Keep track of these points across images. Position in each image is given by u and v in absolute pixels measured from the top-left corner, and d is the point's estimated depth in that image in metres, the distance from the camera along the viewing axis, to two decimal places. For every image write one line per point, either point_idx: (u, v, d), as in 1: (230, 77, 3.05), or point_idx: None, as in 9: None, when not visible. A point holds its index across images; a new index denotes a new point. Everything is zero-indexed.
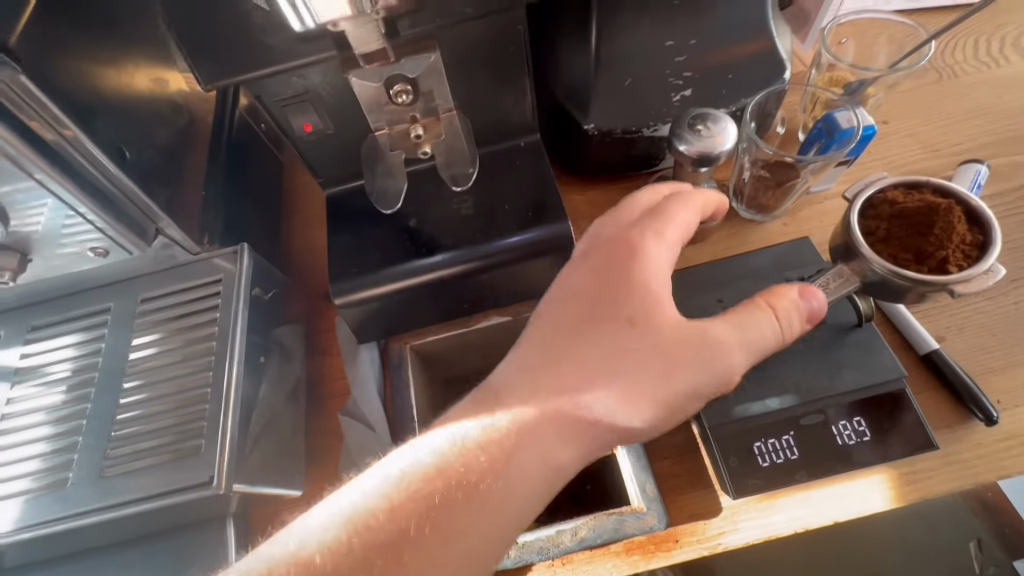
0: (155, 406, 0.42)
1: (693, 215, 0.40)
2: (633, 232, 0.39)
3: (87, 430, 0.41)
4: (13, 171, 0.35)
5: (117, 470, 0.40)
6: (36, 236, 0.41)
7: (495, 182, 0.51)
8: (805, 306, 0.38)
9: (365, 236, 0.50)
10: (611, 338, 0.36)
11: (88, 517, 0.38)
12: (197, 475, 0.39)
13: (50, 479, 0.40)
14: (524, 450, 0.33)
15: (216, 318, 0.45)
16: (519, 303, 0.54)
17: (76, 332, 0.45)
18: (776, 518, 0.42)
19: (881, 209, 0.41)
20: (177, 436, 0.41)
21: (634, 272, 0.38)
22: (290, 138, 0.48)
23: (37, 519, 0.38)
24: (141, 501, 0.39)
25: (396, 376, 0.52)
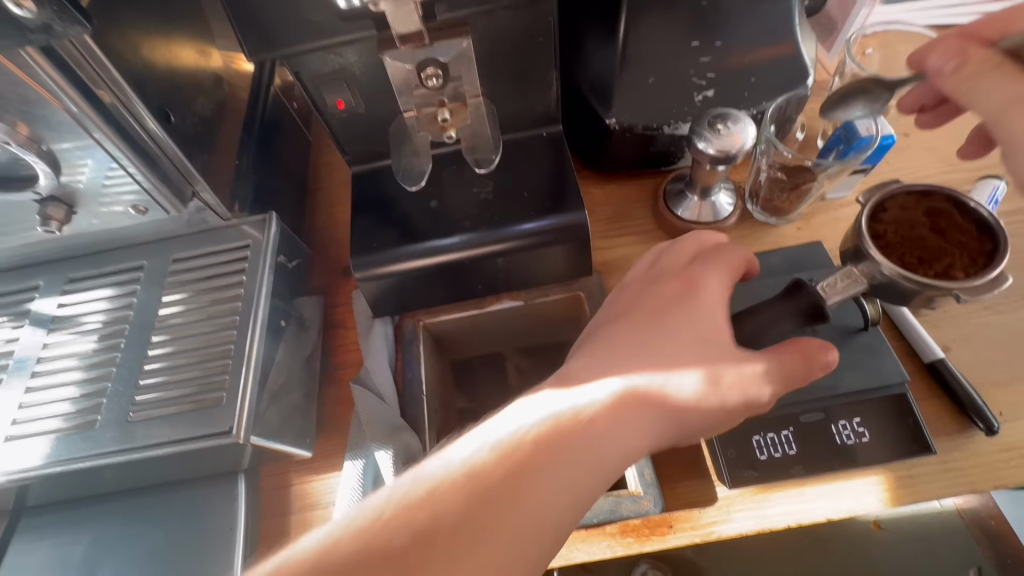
0: (182, 359, 0.44)
1: (743, 266, 0.41)
2: (693, 267, 0.40)
3: (116, 377, 0.43)
4: (73, 127, 0.38)
5: (143, 415, 0.42)
6: (82, 190, 0.43)
7: (516, 169, 0.53)
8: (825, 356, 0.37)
9: (388, 214, 0.52)
10: (682, 348, 0.36)
11: (111, 457, 0.40)
12: (216, 425, 0.41)
13: (80, 420, 0.42)
14: (592, 444, 0.31)
15: (242, 281, 0.47)
16: (532, 288, 0.55)
17: (111, 286, 0.47)
18: (771, 511, 0.43)
19: (891, 214, 0.43)
20: (201, 387, 0.43)
21: (697, 298, 0.38)
22: (324, 115, 0.49)
23: (67, 455, 0.40)
24: (163, 445, 0.41)
25: (408, 351, 0.54)
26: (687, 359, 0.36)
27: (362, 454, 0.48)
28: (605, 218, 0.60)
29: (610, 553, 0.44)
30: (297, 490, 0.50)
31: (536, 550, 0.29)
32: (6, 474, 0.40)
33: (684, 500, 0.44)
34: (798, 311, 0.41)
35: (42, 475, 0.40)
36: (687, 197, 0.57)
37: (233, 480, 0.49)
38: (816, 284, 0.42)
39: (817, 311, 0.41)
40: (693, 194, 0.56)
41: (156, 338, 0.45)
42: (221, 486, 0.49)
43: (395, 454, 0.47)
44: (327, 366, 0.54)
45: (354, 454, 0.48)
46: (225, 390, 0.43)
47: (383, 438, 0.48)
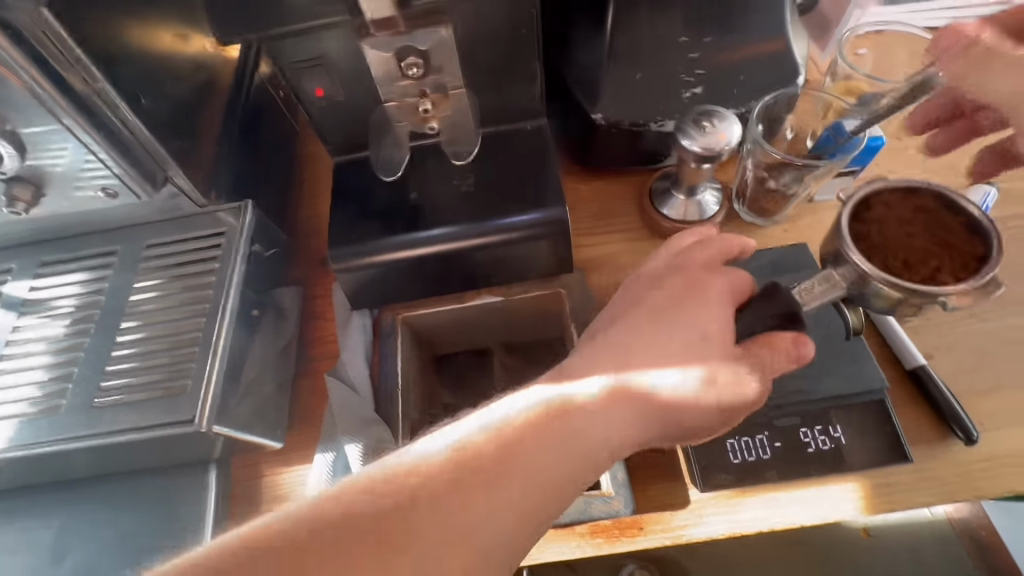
0: (150, 345, 0.43)
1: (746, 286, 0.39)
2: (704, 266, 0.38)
3: (83, 362, 0.43)
4: (40, 110, 0.38)
5: (109, 400, 0.41)
6: (54, 173, 0.43)
7: (499, 163, 0.52)
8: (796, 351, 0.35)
9: (368, 205, 0.51)
10: (681, 331, 0.35)
11: (75, 443, 0.40)
12: (181, 413, 0.41)
13: (46, 405, 0.41)
14: (568, 437, 0.31)
15: (215, 269, 0.46)
16: (513, 283, 0.54)
17: (84, 271, 0.47)
18: (744, 516, 0.42)
19: (875, 214, 0.41)
20: (168, 374, 0.42)
21: (704, 295, 0.36)
22: (304, 102, 0.49)
23: (30, 439, 0.40)
24: (127, 432, 0.40)
25: (385, 345, 0.53)
26: (685, 347, 0.34)
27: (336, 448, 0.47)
28: (590, 214, 0.59)
29: (578, 553, 0.43)
30: (270, 481, 0.49)
31: (538, 507, 0.30)
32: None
33: (658, 503, 0.44)
34: (775, 313, 0.38)
35: (6, 459, 0.40)
36: (673, 196, 0.56)
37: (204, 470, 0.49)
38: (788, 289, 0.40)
39: (792, 313, 0.38)
40: (679, 193, 0.56)
41: (126, 324, 0.44)
42: (193, 474, 0.49)
43: (365, 448, 0.46)
44: (304, 357, 0.53)
45: (326, 446, 0.48)
46: (191, 381, 0.42)
47: (356, 432, 0.47)
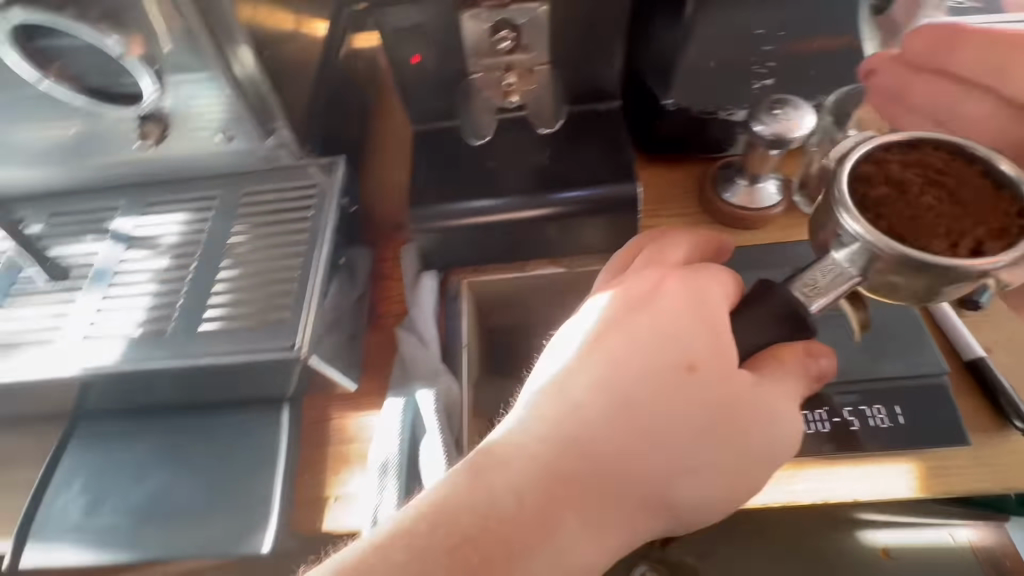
0: (251, 280, 0.47)
1: (735, 290, 0.37)
2: (677, 274, 0.36)
3: (188, 293, 0.46)
4: (189, 50, 0.42)
5: (214, 325, 0.45)
6: (178, 113, 0.46)
7: (573, 139, 0.55)
8: (813, 363, 0.36)
9: (448, 171, 0.54)
10: (671, 399, 0.32)
11: (180, 361, 0.43)
12: (281, 342, 0.44)
13: (153, 327, 0.45)
14: (571, 492, 0.31)
15: (309, 216, 0.49)
16: (576, 255, 0.57)
17: (186, 213, 0.50)
18: (798, 486, 0.44)
19: (875, 175, 0.35)
20: (266, 306, 0.46)
21: (686, 315, 0.34)
22: (397, 70, 0.52)
23: (138, 357, 0.43)
24: (224, 355, 0.43)
25: (451, 307, 0.56)
26: (677, 420, 0.32)
27: (407, 395, 0.49)
28: (653, 197, 0.61)
29: None
30: (337, 425, 0.52)
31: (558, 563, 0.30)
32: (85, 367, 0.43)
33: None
34: (772, 320, 0.35)
35: (117, 374, 0.43)
36: (736, 183, 0.58)
37: (278, 409, 0.52)
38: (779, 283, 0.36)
39: (795, 315, 0.35)
40: (742, 180, 0.58)
41: (224, 261, 0.47)
42: (269, 411, 0.52)
43: (437, 396, 0.49)
44: (373, 312, 0.56)
45: (396, 393, 0.50)
46: (290, 313, 0.45)
47: (429, 379, 0.50)
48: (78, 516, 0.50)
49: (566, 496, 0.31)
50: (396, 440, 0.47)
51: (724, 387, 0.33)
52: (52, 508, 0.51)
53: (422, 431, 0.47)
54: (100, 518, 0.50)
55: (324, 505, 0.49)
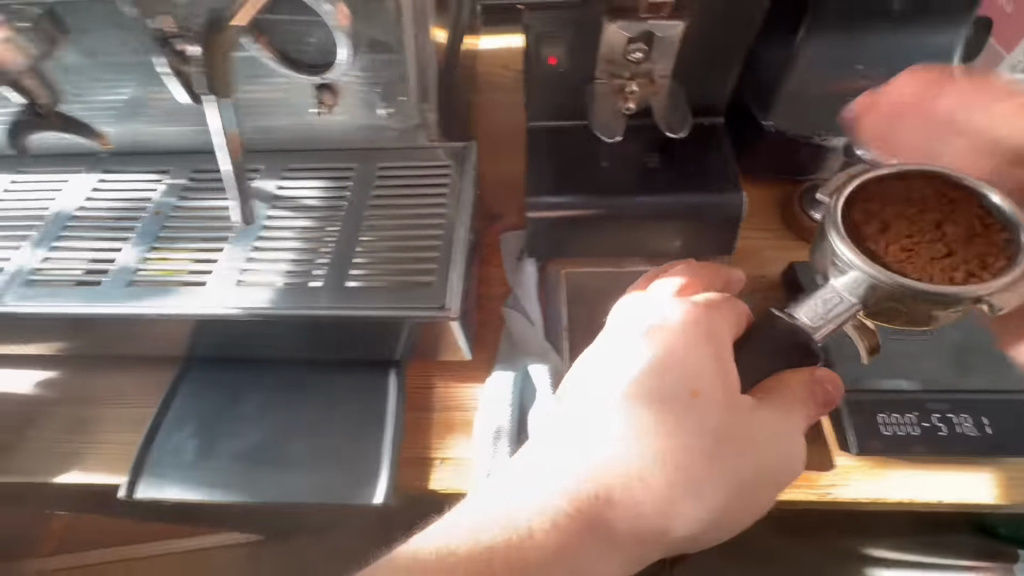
0: (388, 243, 0.49)
1: (742, 321, 0.42)
2: (690, 306, 0.41)
3: (329, 251, 0.49)
4: (384, 14, 0.45)
5: (361, 280, 0.47)
6: (351, 83, 0.49)
7: (682, 147, 0.59)
8: (814, 390, 0.41)
9: (564, 166, 0.59)
10: (683, 428, 0.37)
11: (325, 311, 0.45)
12: (428, 303, 0.45)
13: (296, 280, 0.47)
14: (587, 511, 0.36)
15: (445, 189, 0.52)
16: (672, 256, 0.60)
17: (324, 180, 0.53)
18: (889, 484, 0.47)
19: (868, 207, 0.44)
20: (406, 270, 0.47)
21: (693, 348, 0.39)
22: (531, 68, 0.56)
23: (283, 305, 0.46)
24: (365, 311, 0.45)
25: (552, 291, 0.59)
26: (687, 444, 0.37)
27: (519, 365, 0.54)
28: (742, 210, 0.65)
29: None
30: (442, 392, 0.55)
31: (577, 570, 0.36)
32: (240, 308, 0.46)
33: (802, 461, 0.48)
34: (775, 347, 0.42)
35: (265, 317, 0.46)
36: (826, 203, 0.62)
37: (387, 373, 0.55)
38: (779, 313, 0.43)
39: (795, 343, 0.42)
40: None
41: (364, 224, 0.50)
42: (379, 372, 0.55)
43: (549, 369, 0.52)
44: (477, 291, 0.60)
45: (506, 365, 0.54)
46: (435, 276, 0.47)
47: (539, 354, 0.54)
48: (189, 457, 0.52)
49: (585, 514, 0.36)
50: (507, 403, 0.51)
51: (729, 413, 0.38)
52: (163, 448, 0.53)
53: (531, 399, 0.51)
54: (210, 461, 0.52)
55: (431, 466, 0.51)
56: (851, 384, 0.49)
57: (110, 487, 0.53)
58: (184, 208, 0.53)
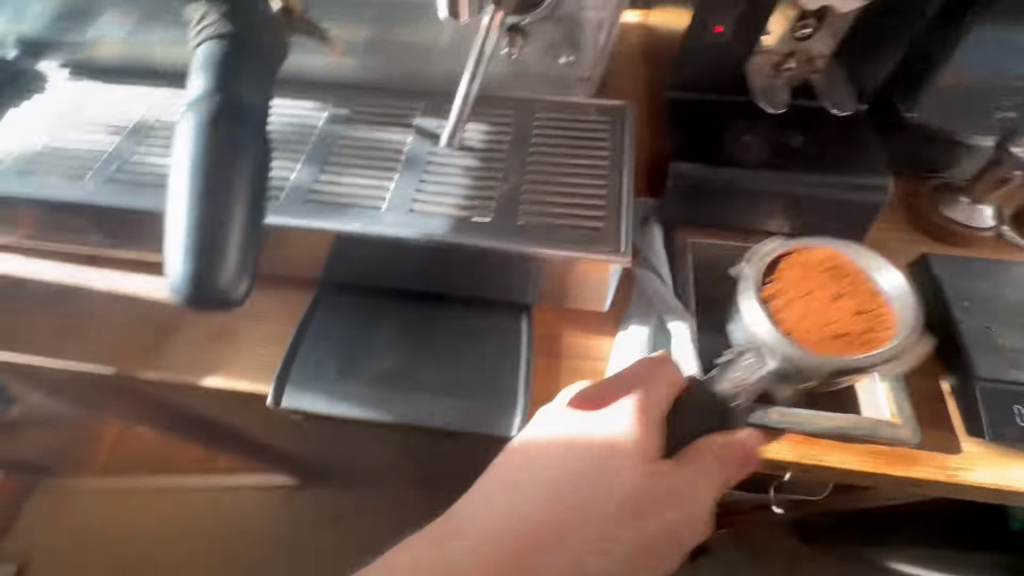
0: (554, 187, 0.50)
1: (676, 387, 0.48)
2: (624, 384, 0.48)
3: (495, 188, 0.50)
4: None
5: (532, 218, 0.48)
6: (542, 27, 0.52)
7: (825, 129, 0.60)
8: (739, 450, 0.48)
9: (707, 136, 0.60)
10: (584, 497, 0.45)
11: (498, 243, 0.47)
12: (599, 247, 0.46)
13: (467, 211, 0.49)
14: (521, 551, 0.44)
15: (605, 143, 0.53)
16: (800, 236, 0.62)
17: (483, 124, 0.55)
18: (1017, 472, 0.49)
19: (791, 277, 0.50)
20: (575, 214, 0.48)
21: (613, 435, 0.46)
22: (693, 35, 0.58)
23: (457, 233, 0.47)
24: (536, 247, 0.46)
25: (681, 259, 0.60)
26: (608, 499, 0.45)
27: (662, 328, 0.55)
28: None
29: (860, 468, 0.49)
30: (572, 341, 0.57)
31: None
32: (418, 233, 0.48)
33: (924, 441, 0.51)
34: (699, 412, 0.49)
35: (441, 245, 0.48)
36: (958, 200, 0.63)
37: (519, 318, 0.57)
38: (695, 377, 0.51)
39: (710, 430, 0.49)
40: (965, 199, 0.63)
41: (529, 167, 0.52)
42: (513, 314, 0.57)
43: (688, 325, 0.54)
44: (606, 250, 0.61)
45: (641, 320, 0.56)
46: (605, 224, 0.48)
47: (679, 312, 0.55)
48: (333, 374, 0.55)
49: None
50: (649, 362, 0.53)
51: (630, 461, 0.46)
52: (306, 365, 0.55)
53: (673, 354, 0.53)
54: (352, 380, 0.54)
55: None
56: (991, 374, 0.51)
57: (253, 395, 0.56)
58: (349, 137, 0.55)
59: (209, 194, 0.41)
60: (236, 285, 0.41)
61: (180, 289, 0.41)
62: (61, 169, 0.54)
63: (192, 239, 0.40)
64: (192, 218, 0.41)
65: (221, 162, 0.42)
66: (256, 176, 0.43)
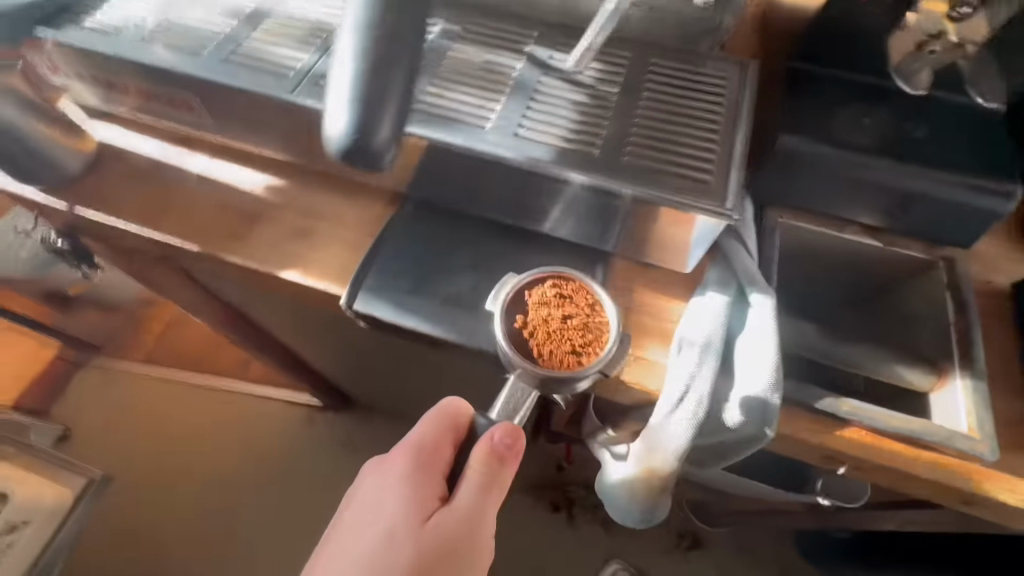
0: (665, 134, 0.48)
1: (453, 426, 0.53)
2: (402, 452, 0.52)
3: (604, 126, 0.49)
4: None
5: (637, 160, 0.47)
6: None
7: (961, 124, 0.55)
8: (500, 444, 0.49)
9: (823, 111, 0.57)
10: (405, 543, 0.49)
11: (601, 179, 0.46)
12: (703, 200, 0.45)
13: (575, 144, 0.48)
14: None
15: (723, 98, 0.50)
16: (898, 234, 0.59)
17: (597, 60, 0.53)
18: None
19: (535, 306, 0.52)
20: (683, 164, 0.47)
21: (412, 479, 0.51)
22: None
23: (562, 164, 0.47)
24: (639, 189, 0.46)
25: (768, 237, 0.59)
26: (425, 532, 0.49)
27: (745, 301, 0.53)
28: None
29: (921, 473, 0.48)
30: (642, 299, 0.56)
31: None
32: (521, 157, 0.47)
33: (994, 464, 0.48)
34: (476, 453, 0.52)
35: (541, 172, 0.47)
36: None
37: (593, 266, 0.57)
38: (485, 417, 0.54)
39: (490, 451, 0.49)
40: None
41: (639, 111, 0.50)
42: (589, 261, 0.57)
43: (771, 305, 0.51)
44: None
45: (720, 290, 0.53)
46: (712, 177, 0.46)
47: (763, 287, 0.52)
48: (404, 289, 0.56)
49: None
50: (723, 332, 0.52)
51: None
52: (379, 275, 0.56)
53: (748, 329, 0.51)
54: (420, 297, 0.55)
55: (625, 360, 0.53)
56: None
57: (326, 295, 0.58)
58: (460, 55, 0.53)
59: (379, 55, 0.41)
60: (387, 149, 0.41)
61: (339, 142, 0.41)
62: (180, 43, 0.55)
63: (356, 96, 0.40)
64: (357, 76, 0.40)
65: (395, 24, 0.41)
66: (418, 48, 0.43)
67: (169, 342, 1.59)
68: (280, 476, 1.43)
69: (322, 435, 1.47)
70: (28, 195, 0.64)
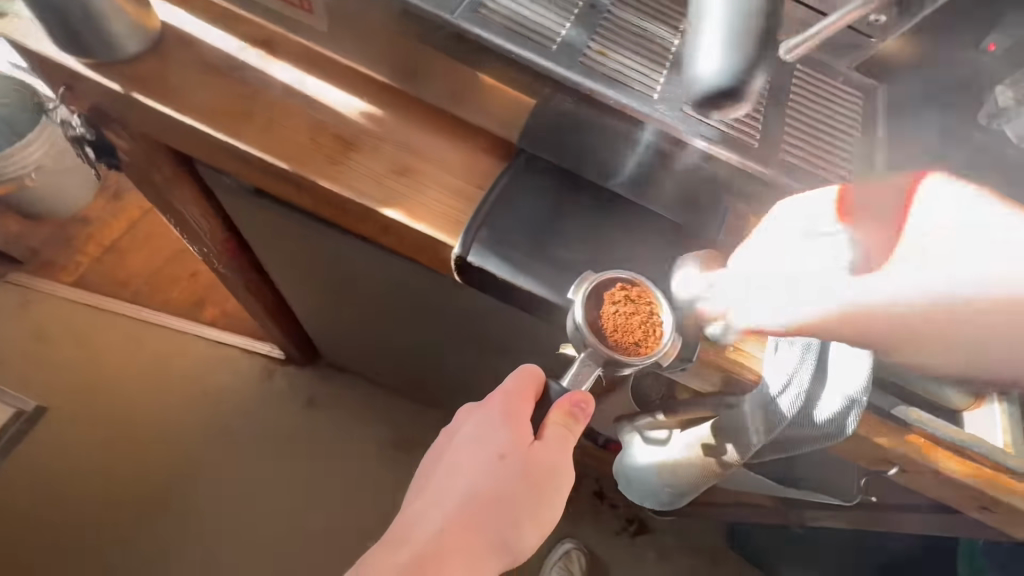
0: (815, 140, 0.51)
1: (533, 383, 0.50)
2: (490, 403, 0.49)
3: (761, 120, 0.50)
4: None
5: (793, 159, 0.49)
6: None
7: None
8: (576, 401, 0.48)
9: None
10: (497, 490, 0.45)
11: (763, 172, 0.48)
12: None
13: (736, 133, 0.49)
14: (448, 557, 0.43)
15: (862, 115, 0.53)
16: None
17: None
18: None
19: (608, 300, 0.49)
20: (832, 171, 0.50)
21: (500, 429, 0.47)
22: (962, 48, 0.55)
23: (727, 149, 0.48)
24: (796, 187, 0.48)
25: None
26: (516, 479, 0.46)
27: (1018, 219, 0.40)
28: None
29: (963, 477, 0.55)
30: None
31: None
32: (686, 133, 0.48)
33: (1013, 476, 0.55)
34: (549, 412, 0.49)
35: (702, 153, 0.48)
36: None
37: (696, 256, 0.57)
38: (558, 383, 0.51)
39: (571, 407, 0.48)
40: None
41: (790, 112, 0.51)
42: None
43: None
44: None
45: None
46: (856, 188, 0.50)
47: None
48: (519, 247, 0.53)
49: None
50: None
51: (485, 533, 0.44)
52: (494, 228, 0.54)
53: None
54: (530, 258, 0.53)
55: (727, 350, 0.55)
56: None
57: (425, 239, 0.54)
58: (618, 16, 0.51)
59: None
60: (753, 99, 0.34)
61: (705, 89, 0.33)
62: None
63: (737, 33, 0.32)
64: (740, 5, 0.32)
65: None
66: None
67: (109, 266, 1.40)
68: (231, 427, 1.30)
69: (283, 389, 1.33)
70: (67, 64, 0.55)
